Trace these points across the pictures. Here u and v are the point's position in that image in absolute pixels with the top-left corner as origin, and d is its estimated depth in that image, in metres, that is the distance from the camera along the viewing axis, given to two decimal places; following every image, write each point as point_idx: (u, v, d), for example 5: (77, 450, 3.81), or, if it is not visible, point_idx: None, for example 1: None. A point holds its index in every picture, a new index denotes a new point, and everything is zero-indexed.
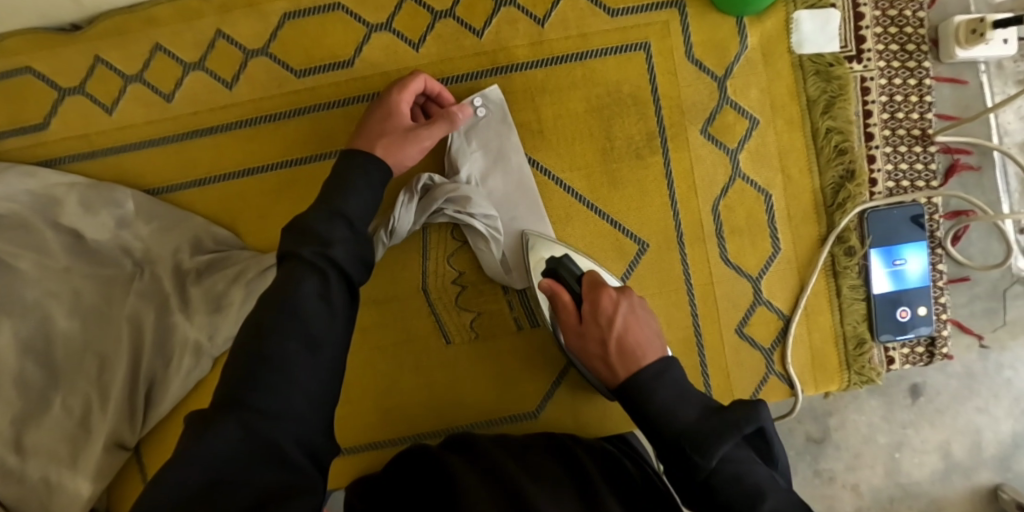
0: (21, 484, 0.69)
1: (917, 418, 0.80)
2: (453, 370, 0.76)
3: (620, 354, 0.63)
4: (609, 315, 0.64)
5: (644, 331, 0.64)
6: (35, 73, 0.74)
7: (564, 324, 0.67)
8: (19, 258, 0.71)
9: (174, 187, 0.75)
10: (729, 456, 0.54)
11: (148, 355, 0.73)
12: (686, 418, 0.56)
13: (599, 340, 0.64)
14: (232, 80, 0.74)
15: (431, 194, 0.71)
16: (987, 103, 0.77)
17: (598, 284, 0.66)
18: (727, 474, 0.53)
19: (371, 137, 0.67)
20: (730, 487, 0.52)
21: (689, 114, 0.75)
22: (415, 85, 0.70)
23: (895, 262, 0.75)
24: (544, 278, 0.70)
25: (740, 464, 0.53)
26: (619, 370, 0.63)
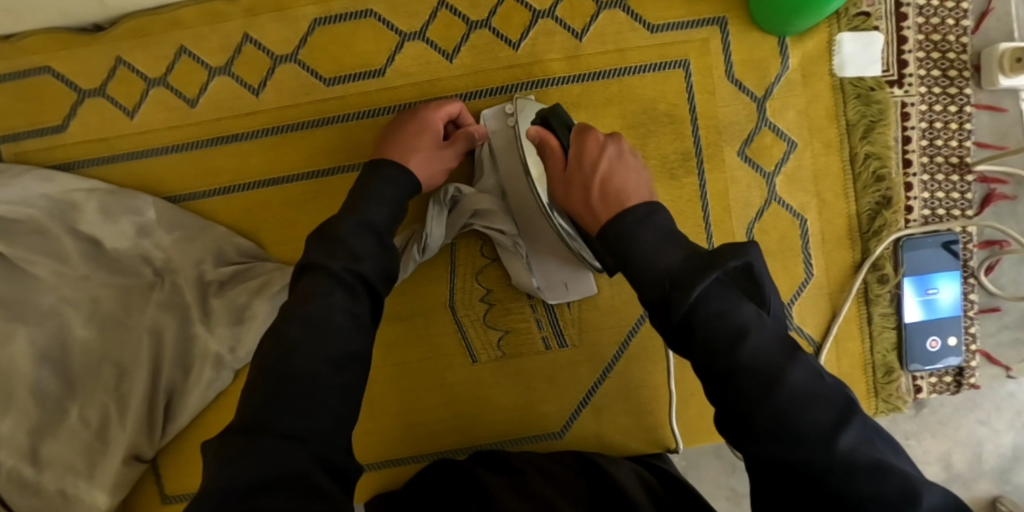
0: (38, 496, 0.68)
1: (921, 429, 0.79)
2: (478, 387, 0.75)
3: (603, 199, 0.57)
4: (593, 159, 0.60)
5: (632, 178, 0.58)
6: (54, 73, 0.71)
7: (549, 175, 0.63)
8: (36, 264, 0.69)
9: (197, 194, 0.73)
10: (712, 294, 0.46)
11: (167, 366, 0.71)
12: (670, 259, 0.49)
13: (583, 184, 0.59)
14: (258, 86, 0.72)
15: (460, 207, 0.69)
16: None
17: (588, 130, 0.61)
18: (710, 312, 0.45)
19: (404, 147, 0.66)
20: (714, 328, 0.45)
21: (726, 134, 0.74)
22: (450, 103, 0.69)
23: (927, 292, 0.75)
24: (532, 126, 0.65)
25: (730, 308, 0.45)
26: (600, 215, 0.57)
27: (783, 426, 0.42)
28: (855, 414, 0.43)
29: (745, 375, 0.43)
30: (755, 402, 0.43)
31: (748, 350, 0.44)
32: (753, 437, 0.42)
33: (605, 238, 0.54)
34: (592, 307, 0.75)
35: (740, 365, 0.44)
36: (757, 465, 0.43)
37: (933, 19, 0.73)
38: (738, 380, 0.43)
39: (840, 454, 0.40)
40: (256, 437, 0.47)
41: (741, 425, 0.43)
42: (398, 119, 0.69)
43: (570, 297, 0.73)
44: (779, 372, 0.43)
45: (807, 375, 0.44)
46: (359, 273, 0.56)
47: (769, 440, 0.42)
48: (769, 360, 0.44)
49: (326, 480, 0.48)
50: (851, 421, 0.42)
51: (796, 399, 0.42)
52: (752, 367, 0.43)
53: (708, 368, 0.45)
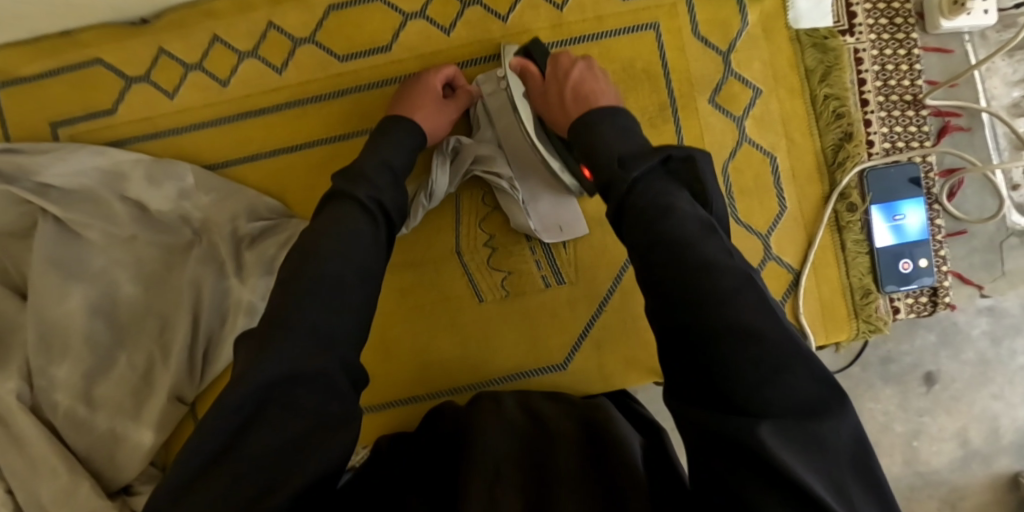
0: (91, 434, 0.76)
1: (934, 406, 0.85)
2: (484, 325, 0.82)
3: (574, 97, 0.70)
4: (566, 69, 0.73)
5: (598, 83, 0.70)
6: (105, 64, 0.82)
7: (531, 92, 0.77)
8: (88, 227, 0.78)
9: (230, 162, 0.83)
10: (648, 181, 0.52)
11: (206, 315, 0.79)
12: (626, 148, 0.57)
13: (559, 93, 0.72)
14: (281, 66, 0.82)
15: (461, 155, 0.77)
16: (971, 59, 0.83)
17: (561, 52, 0.75)
18: (643, 191, 0.52)
19: (409, 103, 0.75)
20: (644, 201, 0.51)
21: (698, 85, 0.82)
22: (449, 69, 0.78)
23: (895, 217, 0.81)
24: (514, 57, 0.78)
25: (665, 195, 0.51)
26: (572, 111, 0.70)
27: (685, 277, 0.45)
28: (755, 289, 0.44)
29: (659, 236, 0.48)
30: (665, 266, 0.47)
31: (670, 221, 0.49)
32: (662, 289, 0.46)
33: (575, 122, 0.65)
34: (587, 246, 0.82)
35: (664, 234, 0.48)
36: (660, 324, 0.46)
37: None
38: (659, 243, 0.48)
39: (726, 316, 0.42)
40: (280, 324, 0.52)
41: (655, 282, 0.47)
42: (403, 84, 0.79)
43: (567, 237, 0.80)
44: (691, 242, 0.47)
45: (718, 249, 0.47)
46: (379, 201, 0.64)
47: (671, 297, 0.45)
48: (684, 233, 0.47)
49: (347, 385, 0.52)
50: (752, 294, 0.44)
51: (702, 263, 0.45)
52: (672, 237, 0.47)
53: (635, 233, 0.50)
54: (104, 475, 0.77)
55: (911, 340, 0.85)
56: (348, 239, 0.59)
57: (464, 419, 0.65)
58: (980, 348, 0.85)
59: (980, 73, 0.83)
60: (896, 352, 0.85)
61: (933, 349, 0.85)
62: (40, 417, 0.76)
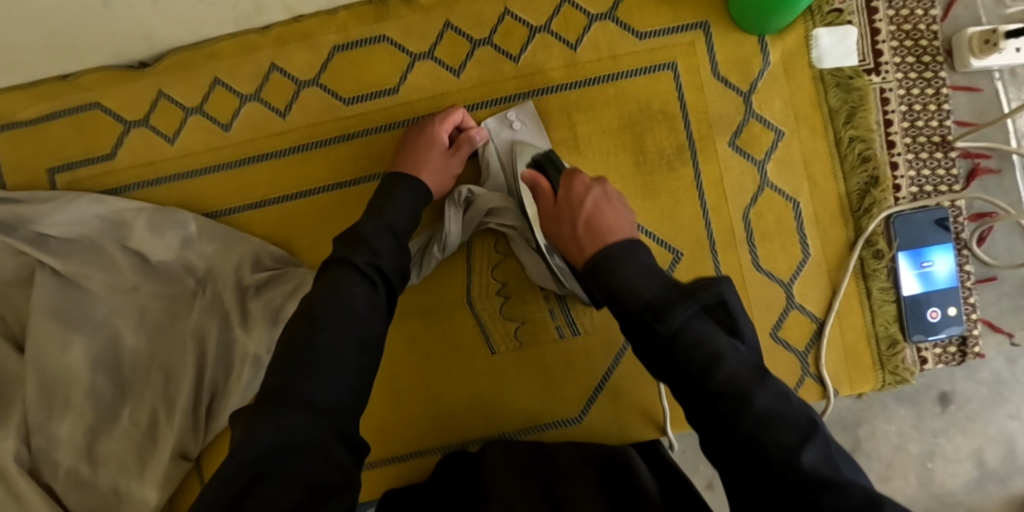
0: (93, 493, 0.73)
1: (949, 427, 0.81)
2: (498, 376, 0.79)
3: (589, 234, 0.62)
4: (580, 197, 0.65)
5: (615, 216, 0.63)
6: (104, 108, 0.79)
7: (541, 211, 0.69)
8: (89, 278, 0.77)
9: (233, 209, 0.80)
10: (688, 323, 0.51)
11: (210, 367, 0.76)
12: (652, 291, 0.53)
13: (571, 220, 0.64)
14: (286, 109, 0.79)
15: (475, 207, 0.75)
16: (1003, 108, 0.80)
17: (575, 172, 0.68)
18: (629, 268, 0.56)
19: (412, 160, 0.74)
20: (629, 278, 0.55)
21: (717, 127, 0.79)
22: (454, 114, 0.76)
23: (922, 265, 0.78)
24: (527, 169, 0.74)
25: (699, 334, 0.50)
26: (586, 249, 0.62)
27: (687, 360, 0.50)
28: (816, 435, 0.46)
29: (649, 317, 0.52)
30: (732, 414, 0.47)
31: (654, 295, 0.53)
32: (672, 370, 0.51)
33: (593, 261, 0.58)
34: None
35: (720, 382, 0.48)
36: (731, 468, 0.47)
37: (903, 11, 0.79)
38: (716, 399, 0.48)
39: (800, 470, 0.44)
40: (281, 407, 0.50)
41: (662, 364, 0.51)
42: (407, 135, 0.76)
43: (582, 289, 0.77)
44: (680, 317, 0.51)
45: (708, 327, 0.51)
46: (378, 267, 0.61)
47: (739, 447, 0.47)
48: (667, 301, 0.52)
49: (343, 455, 0.51)
50: (768, 390, 0.48)
51: (692, 334, 0.50)
52: (727, 385, 0.48)
53: (628, 315, 0.54)
54: None
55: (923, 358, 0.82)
56: (353, 310, 0.57)
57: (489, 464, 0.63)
58: (995, 367, 0.81)
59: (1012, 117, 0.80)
60: (916, 385, 0.82)
61: (946, 366, 0.82)
62: (39, 481, 0.73)
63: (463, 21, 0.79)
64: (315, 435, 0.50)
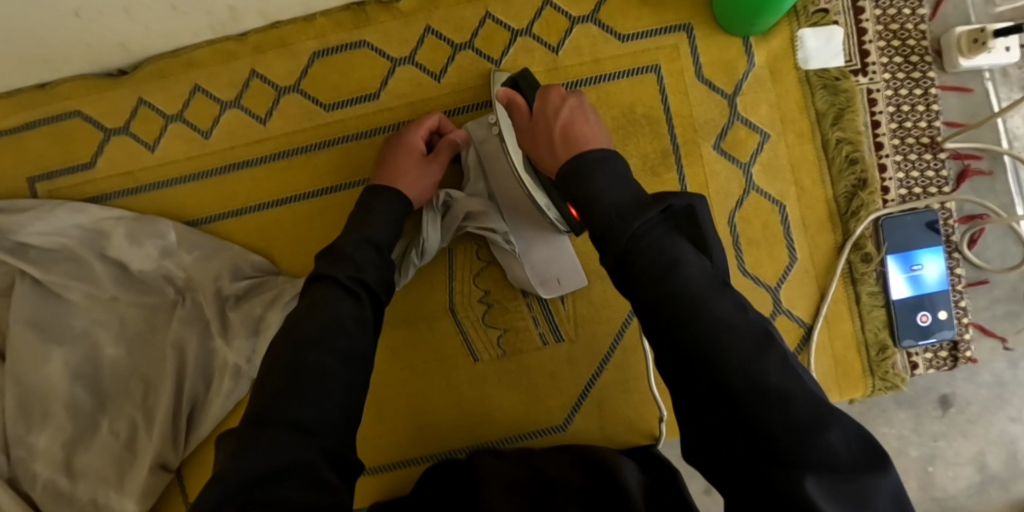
0: (72, 506, 0.73)
1: (949, 430, 0.79)
2: (481, 385, 0.78)
3: (564, 140, 0.62)
4: (555, 108, 0.65)
5: (590, 128, 0.63)
6: (83, 116, 0.79)
7: (517, 126, 0.68)
8: (69, 288, 0.76)
9: (214, 217, 0.79)
10: (649, 231, 0.49)
11: (190, 378, 0.76)
12: (616, 200, 0.53)
13: (546, 128, 0.64)
14: (266, 116, 0.78)
15: (452, 211, 0.74)
16: (993, 108, 0.78)
17: (551, 86, 0.67)
18: (602, 182, 0.55)
19: (390, 171, 0.72)
20: (596, 189, 0.54)
21: (702, 130, 0.78)
22: (429, 121, 0.75)
23: (912, 268, 0.77)
24: (498, 90, 0.73)
25: (663, 246, 0.49)
26: (560, 155, 0.62)
27: (649, 271, 0.48)
28: (775, 347, 0.45)
29: (614, 227, 0.51)
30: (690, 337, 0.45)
31: (619, 206, 0.52)
32: (632, 274, 0.49)
33: (564, 168, 0.59)
34: (586, 302, 0.78)
35: (690, 308, 0.46)
36: (680, 382, 0.45)
37: (890, 10, 0.77)
38: (680, 318, 0.45)
39: (750, 381, 0.42)
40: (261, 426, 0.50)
41: (623, 270, 0.50)
42: (385, 147, 0.75)
43: (564, 290, 0.76)
44: (643, 229, 0.49)
45: (673, 241, 0.49)
46: (361, 281, 0.61)
47: (699, 380, 0.44)
48: (633, 214, 0.51)
49: (333, 476, 0.50)
50: (729, 302, 0.46)
51: (656, 240, 0.49)
52: (681, 293, 0.46)
53: (596, 226, 0.52)
54: None
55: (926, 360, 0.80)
56: (333, 321, 0.57)
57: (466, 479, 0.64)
58: (996, 369, 0.79)
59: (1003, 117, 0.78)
60: (916, 389, 0.80)
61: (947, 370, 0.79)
62: (17, 491, 0.72)
63: (442, 25, 0.78)
64: (301, 453, 0.49)
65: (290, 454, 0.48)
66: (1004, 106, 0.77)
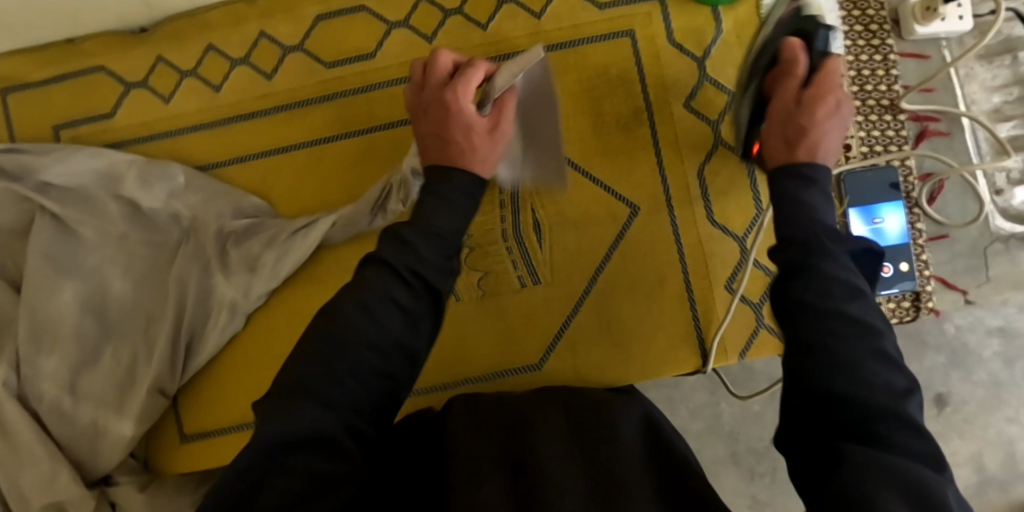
0: (74, 425, 0.77)
1: (945, 429, 0.87)
2: (461, 324, 0.83)
3: (807, 114, 0.58)
4: (828, 85, 0.60)
5: (836, 125, 0.59)
6: (107, 71, 0.86)
7: (783, 98, 0.61)
8: (83, 224, 0.81)
9: (220, 164, 0.86)
10: (838, 260, 0.46)
11: (189, 312, 0.81)
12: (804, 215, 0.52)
13: (793, 104, 0.60)
14: (271, 72, 0.86)
15: None
16: (946, 57, 0.83)
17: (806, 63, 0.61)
18: (790, 220, 0.52)
19: (468, 153, 0.58)
20: (789, 228, 0.51)
21: (673, 91, 0.83)
22: (474, 73, 0.61)
23: (874, 221, 0.81)
24: (791, 43, 0.62)
25: (842, 273, 0.46)
26: (803, 129, 0.58)
27: (814, 296, 0.45)
28: (915, 410, 0.41)
29: (809, 245, 0.48)
30: (823, 330, 0.43)
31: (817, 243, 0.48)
32: (782, 296, 0.47)
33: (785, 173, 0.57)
34: (562, 247, 0.82)
35: (813, 300, 0.44)
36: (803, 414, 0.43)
37: None
38: (825, 333, 0.43)
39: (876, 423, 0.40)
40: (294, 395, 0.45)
41: (784, 269, 0.48)
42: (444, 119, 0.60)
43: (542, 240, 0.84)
44: (830, 288, 0.45)
45: (864, 306, 0.44)
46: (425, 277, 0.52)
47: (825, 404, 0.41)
48: (831, 249, 0.47)
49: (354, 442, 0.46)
50: (905, 386, 0.42)
51: (846, 281, 0.45)
52: (864, 390, 0.41)
53: (785, 251, 0.50)
54: (85, 464, 0.78)
55: (920, 360, 0.87)
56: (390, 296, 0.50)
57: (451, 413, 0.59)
58: (992, 369, 0.86)
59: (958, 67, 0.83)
60: None
61: (942, 369, 0.87)
62: (26, 407, 0.77)
63: None
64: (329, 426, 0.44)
65: (317, 422, 0.44)
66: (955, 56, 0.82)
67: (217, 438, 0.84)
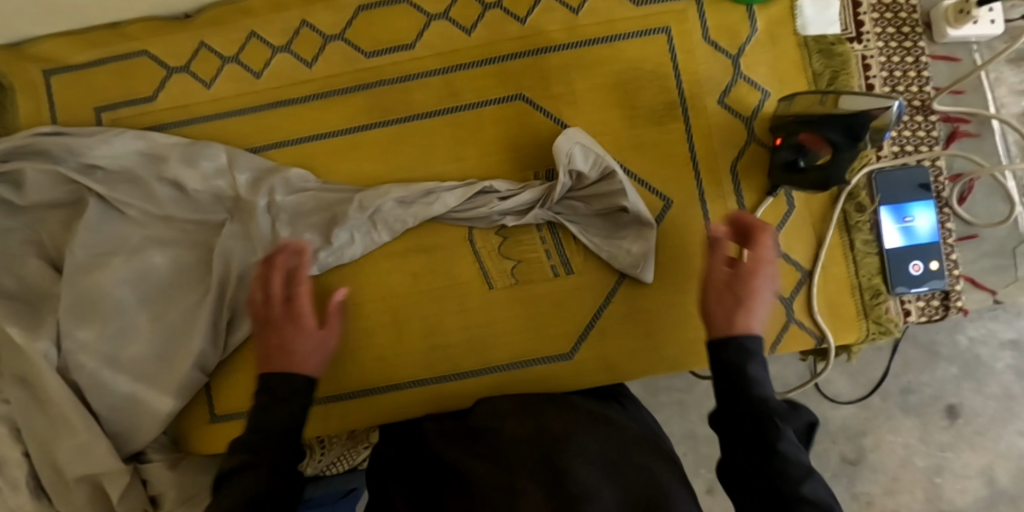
0: (114, 396, 0.81)
1: (956, 440, 0.95)
2: (493, 312, 0.83)
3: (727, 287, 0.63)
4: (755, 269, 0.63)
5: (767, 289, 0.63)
6: (149, 55, 0.88)
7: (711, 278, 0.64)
8: (130, 206, 0.84)
9: (258, 148, 0.87)
10: (788, 447, 0.56)
11: (231, 287, 0.82)
12: (763, 393, 0.59)
13: (735, 292, 0.62)
14: (312, 60, 0.87)
15: (484, 200, 0.82)
16: (975, 62, 0.85)
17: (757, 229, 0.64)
18: (745, 386, 0.59)
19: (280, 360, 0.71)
20: (743, 397, 0.58)
21: (707, 87, 0.84)
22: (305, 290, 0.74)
23: (904, 219, 0.82)
24: (804, 135, 0.73)
25: (794, 463, 0.55)
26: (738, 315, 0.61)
27: (774, 478, 0.54)
28: None
29: (757, 422, 0.57)
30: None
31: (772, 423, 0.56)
32: (755, 479, 0.55)
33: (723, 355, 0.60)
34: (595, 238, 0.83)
35: (786, 488, 0.53)
36: None
37: None
38: (795, 509, 0.52)
39: None
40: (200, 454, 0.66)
41: (744, 461, 0.56)
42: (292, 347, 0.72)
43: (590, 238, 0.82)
44: (791, 481, 0.54)
45: (815, 483, 0.54)
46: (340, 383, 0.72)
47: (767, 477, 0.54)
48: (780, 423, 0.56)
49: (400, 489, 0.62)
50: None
51: (790, 460, 0.55)
52: None
53: (734, 412, 0.58)
54: (120, 438, 0.82)
55: (932, 369, 0.95)
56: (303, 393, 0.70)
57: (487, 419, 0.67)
58: (1004, 382, 0.94)
59: (987, 71, 0.85)
60: (922, 397, 0.95)
61: (954, 380, 0.95)
62: (68, 379, 0.80)
63: None
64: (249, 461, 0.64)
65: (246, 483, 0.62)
66: (985, 59, 0.84)
67: (246, 420, 0.85)
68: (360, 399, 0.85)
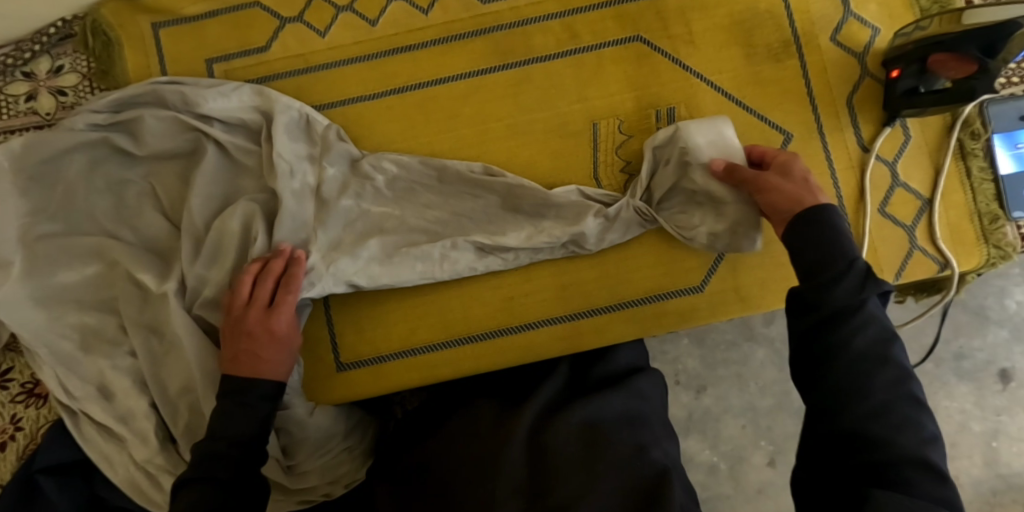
0: None
1: (1011, 404, 1.03)
2: (622, 247, 0.84)
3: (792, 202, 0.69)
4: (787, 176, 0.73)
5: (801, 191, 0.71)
6: (262, 6, 0.88)
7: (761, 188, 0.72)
8: (249, 153, 0.83)
9: (376, 95, 0.87)
10: (867, 380, 0.57)
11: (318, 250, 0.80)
12: (861, 329, 0.59)
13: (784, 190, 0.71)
14: (428, 7, 0.87)
15: None
16: None
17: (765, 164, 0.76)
18: (848, 327, 0.59)
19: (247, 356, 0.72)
20: (846, 335, 0.59)
21: (819, 25, 0.86)
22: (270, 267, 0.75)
23: (1017, 146, 0.84)
24: (937, 55, 0.75)
25: (874, 386, 0.57)
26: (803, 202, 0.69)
27: (857, 411, 0.56)
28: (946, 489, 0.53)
29: (836, 364, 0.58)
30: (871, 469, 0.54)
31: (859, 346, 0.58)
32: (839, 423, 0.56)
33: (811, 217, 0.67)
34: None
35: (862, 426, 0.55)
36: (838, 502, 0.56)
37: None
38: (871, 440, 0.55)
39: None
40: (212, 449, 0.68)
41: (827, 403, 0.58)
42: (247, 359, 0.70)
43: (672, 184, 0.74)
44: (871, 414, 0.56)
45: (905, 428, 0.55)
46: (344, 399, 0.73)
47: (844, 400, 0.57)
48: (872, 351, 0.58)
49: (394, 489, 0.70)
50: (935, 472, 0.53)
51: (889, 391, 0.57)
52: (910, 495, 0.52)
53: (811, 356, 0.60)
54: None
55: (984, 334, 1.04)
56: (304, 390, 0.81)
57: (481, 431, 0.70)
58: None
59: None
60: (975, 362, 1.04)
61: (1005, 343, 1.03)
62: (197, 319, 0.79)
63: None
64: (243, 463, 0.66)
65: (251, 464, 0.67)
66: None
67: (380, 366, 0.84)
68: (489, 342, 0.84)
